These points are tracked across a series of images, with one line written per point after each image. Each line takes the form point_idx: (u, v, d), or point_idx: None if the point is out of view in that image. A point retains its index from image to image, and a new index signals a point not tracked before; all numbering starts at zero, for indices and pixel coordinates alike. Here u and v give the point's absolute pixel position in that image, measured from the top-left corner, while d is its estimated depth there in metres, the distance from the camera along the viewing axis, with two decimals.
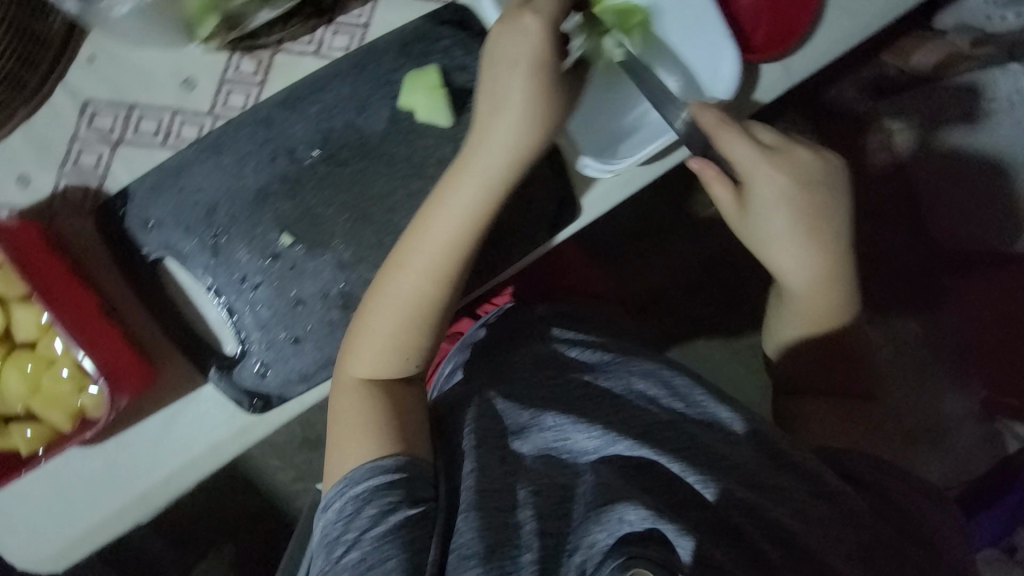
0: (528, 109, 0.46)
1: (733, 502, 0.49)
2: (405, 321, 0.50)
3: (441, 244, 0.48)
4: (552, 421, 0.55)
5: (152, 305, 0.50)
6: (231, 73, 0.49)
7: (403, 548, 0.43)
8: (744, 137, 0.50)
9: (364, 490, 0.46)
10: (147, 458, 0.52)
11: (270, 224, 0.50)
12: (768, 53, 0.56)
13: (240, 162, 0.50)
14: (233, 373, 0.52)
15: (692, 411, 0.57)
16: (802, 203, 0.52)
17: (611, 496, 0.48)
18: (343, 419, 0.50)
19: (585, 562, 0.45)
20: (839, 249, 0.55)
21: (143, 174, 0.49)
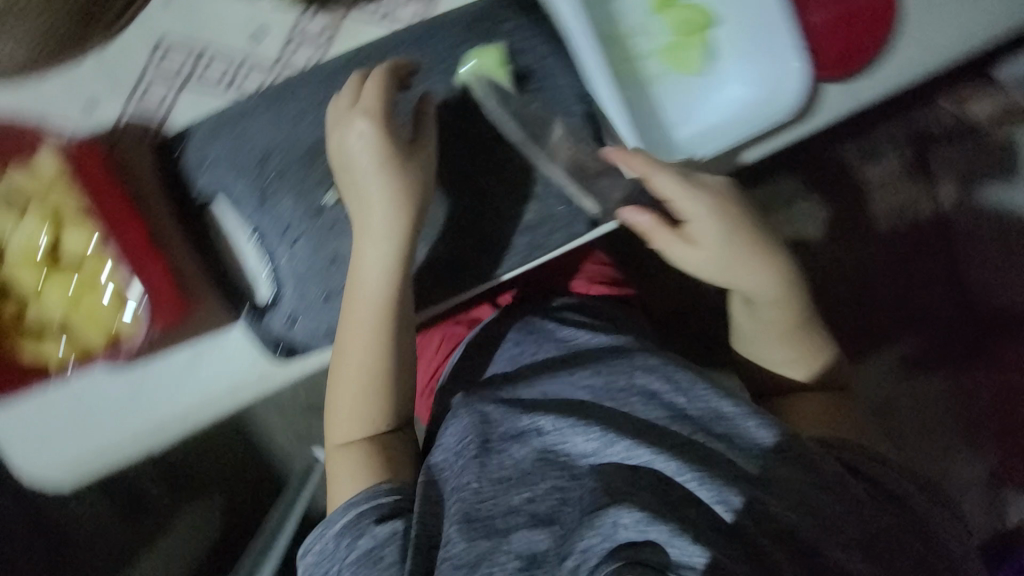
0: (390, 197, 0.50)
1: (752, 511, 0.46)
2: (361, 362, 0.54)
3: (371, 299, 0.52)
4: (550, 429, 0.54)
5: (195, 240, 0.51)
6: (303, 25, 0.52)
7: (368, 563, 0.47)
8: (672, 171, 0.53)
9: (342, 526, 0.51)
10: (171, 387, 0.53)
11: (320, 180, 0.52)
12: (844, 68, 0.55)
13: (301, 116, 0.52)
14: (262, 319, 0.52)
15: (694, 408, 0.55)
16: (749, 242, 0.56)
17: (605, 498, 0.46)
18: (338, 376, 0.55)
19: (578, 565, 0.43)
20: (775, 274, 0.58)
21: (205, 115, 0.51)
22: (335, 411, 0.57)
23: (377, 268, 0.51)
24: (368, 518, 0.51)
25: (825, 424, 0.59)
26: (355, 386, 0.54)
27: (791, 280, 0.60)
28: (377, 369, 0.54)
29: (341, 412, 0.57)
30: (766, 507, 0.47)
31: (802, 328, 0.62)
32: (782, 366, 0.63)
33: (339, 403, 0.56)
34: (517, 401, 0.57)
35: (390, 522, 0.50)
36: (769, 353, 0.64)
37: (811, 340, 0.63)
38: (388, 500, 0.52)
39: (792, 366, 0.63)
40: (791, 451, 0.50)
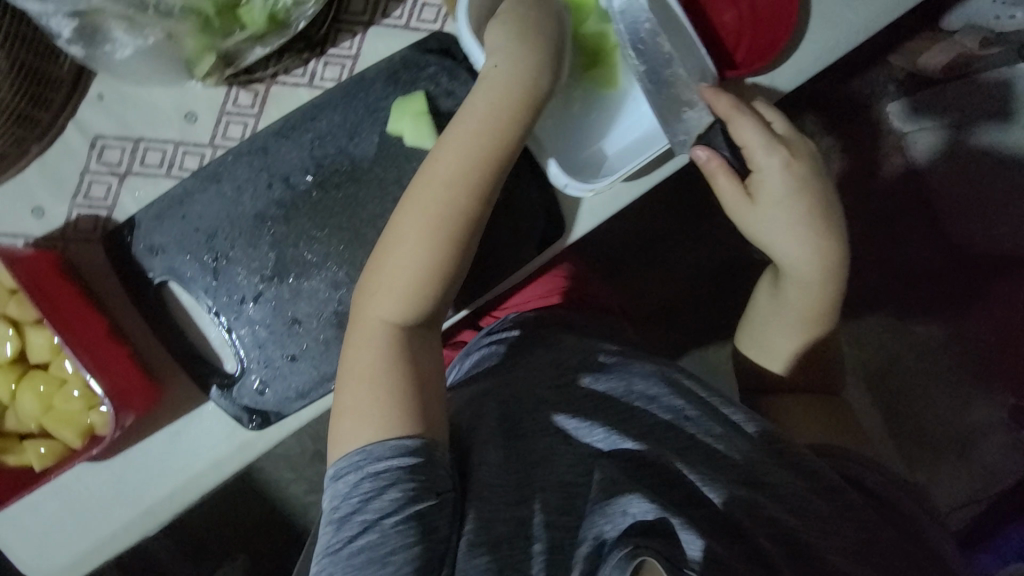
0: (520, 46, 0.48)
1: (741, 504, 0.50)
2: (434, 211, 0.46)
3: (471, 132, 0.48)
4: (570, 415, 0.55)
5: (152, 324, 0.52)
6: (94, 164, 0.51)
7: (419, 536, 0.43)
8: (755, 123, 0.52)
9: (383, 469, 0.43)
10: (156, 472, 0.55)
11: (267, 247, 0.53)
12: (764, 58, 0.56)
13: (239, 189, 0.52)
14: (232, 392, 0.54)
15: (694, 409, 0.56)
16: (794, 192, 0.55)
17: (614, 489, 0.50)
18: (365, 397, 0.46)
19: (592, 552, 0.47)
20: (835, 240, 0.57)
21: (148, 203, 0.52)
22: (359, 327, 0.48)
23: (464, 151, 0.47)
24: (403, 471, 0.44)
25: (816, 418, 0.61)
26: (422, 261, 0.47)
27: (837, 285, 0.58)
28: (453, 198, 0.47)
29: (401, 250, 0.47)
30: (783, 445, 0.54)
31: (817, 329, 0.61)
32: (776, 359, 0.63)
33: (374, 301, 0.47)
34: (541, 398, 0.56)
35: (415, 490, 0.43)
36: (783, 340, 0.62)
37: (820, 328, 0.61)
38: (422, 474, 0.44)
39: (792, 353, 0.62)
40: (773, 442, 0.54)
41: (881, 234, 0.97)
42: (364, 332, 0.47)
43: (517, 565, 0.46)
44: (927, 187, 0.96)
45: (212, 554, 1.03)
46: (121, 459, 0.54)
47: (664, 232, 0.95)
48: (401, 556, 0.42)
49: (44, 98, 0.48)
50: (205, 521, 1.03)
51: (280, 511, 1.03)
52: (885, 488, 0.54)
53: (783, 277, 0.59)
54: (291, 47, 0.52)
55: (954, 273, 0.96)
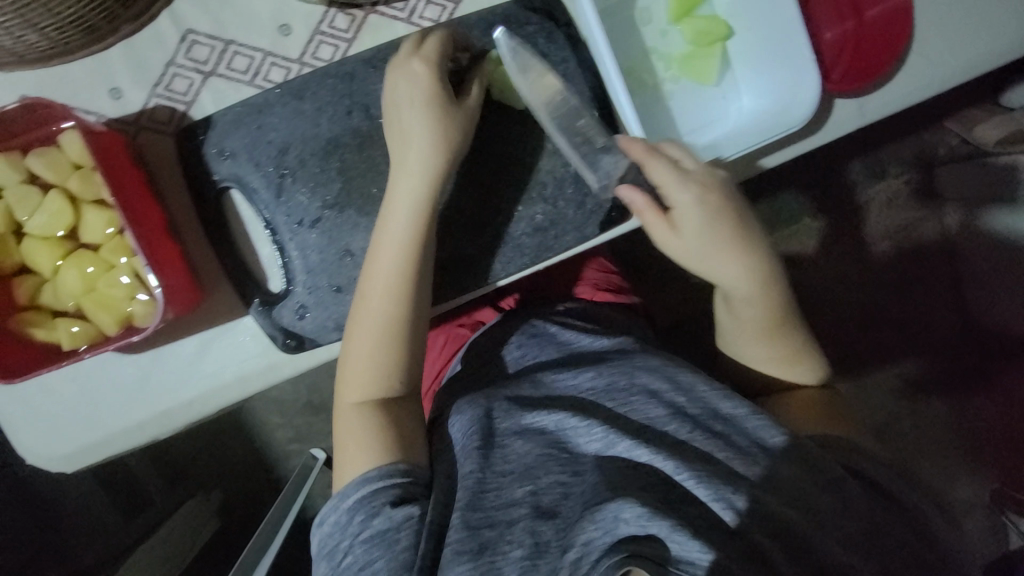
0: (427, 135, 0.49)
1: (754, 512, 0.46)
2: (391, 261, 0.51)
3: (411, 218, 0.50)
4: (560, 411, 0.55)
5: (207, 229, 0.52)
6: (181, 57, 0.51)
7: (392, 549, 0.47)
8: (666, 161, 0.50)
9: (353, 500, 0.49)
10: (178, 377, 0.54)
11: (334, 173, 0.52)
12: (856, 83, 0.56)
13: (319, 110, 0.52)
14: (273, 311, 0.53)
15: (694, 406, 0.55)
16: (709, 222, 0.51)
17: (607, 491, 0.47)
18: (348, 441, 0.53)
19: (580, 558, 0.44)
20: (754, 258, 0.54)
21: (229, 106, 0.51)
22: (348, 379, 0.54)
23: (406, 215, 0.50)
24: (370, 498, 0.49)
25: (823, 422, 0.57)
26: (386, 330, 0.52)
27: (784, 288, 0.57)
28: (406, 281, 0.51)
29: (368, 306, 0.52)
30: (800, 449, 0.51)
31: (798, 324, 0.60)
32: (766, 364, 0.60)
33: (352, 365, 0.53)
34: (526, 399, 0.57)
35: (384, 510, 0.49)
36: (761, 351, 0.60)
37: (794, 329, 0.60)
38: (396, 488, 0.50)
39: (772, 359, 0.60)
40: (795, 454, 0.50)
41: (905, 292, 0.96)
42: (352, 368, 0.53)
43: (494, 567, 0.46)
44: (957, 252, 0.95)
45: (188, 482, 1.03)
46: (152, 354, 0.54)
47: None
48: (377, 567, 0.47)
49: None
50: (189, 447, 1.03)
51: (263, 453, 1.04)
52: (897, 489, 0.50)
53: (730, 297, 0.57)
54: None
55: (967, 347, 0.95)
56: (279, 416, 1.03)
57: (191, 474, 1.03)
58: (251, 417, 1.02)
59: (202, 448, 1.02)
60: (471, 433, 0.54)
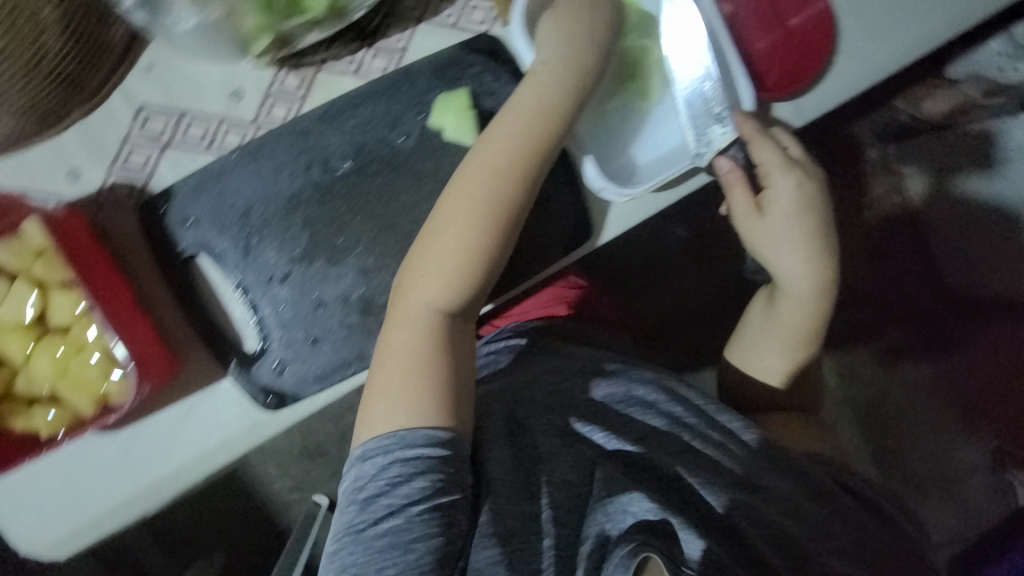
0: (530, 124, 0.49)
1: (739, 509, 0.54)
2: (476, 237, 0.47)
3: (468, 209, 0.48)
4: (578, 420, 0.58)
5: (178, 297, 0.52)
6: (136, 132, 0.51)
7: (441, 528, 0.44)
8: (775, 149, 0.57)
9: (409, 464, 0.44)
10: (164, 448, 0.54)
11: (299, 227, 0.53)
12: (788, 88, 0.59)
13: (278, 169, 0.53)
14: (251, 369, 0.53)
15: (691, 414, 0.59)
16: (801, 217, 0.60)
17: (614, 490, 0.54)
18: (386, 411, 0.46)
19: (597, 550, 0.51)
20: (828, 265, 0.63)
21: (188, 175, 0.52)
22: (394, 349, 0.48)
23: (496, 180, 0.48)
24: (426, 470, 0.44)
25: (802, 435, 0.63)
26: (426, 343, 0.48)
27: (823, 311, 0.64)
28: (450, 283, 0.47)
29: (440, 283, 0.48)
30: (774, 452, 0.57)
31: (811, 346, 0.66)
32: (768, 375, 0.67)
33: (381, 379, 0.47)
34: (528, 402, 0.58)
35: (439, 487, 0.44)
36: (778, 360, 0.66)
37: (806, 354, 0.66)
38: (447, 471, 0.45)
39: (779, 366, 0.66)
40: (768, 454, 0.57)
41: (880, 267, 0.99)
42: (401, 346, 0.48)
43: (523, 559, 0.49)
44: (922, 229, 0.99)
45: (187, 548, 1.00)
46: (133, 429, 0.53)
47: (671, 255, 0.97)
48: (421, 543, 0.43)
49: (96, 59, 0.48)
50: (183, 513, 1.00)
51: (262, 507, 1.02)
52: (867, 493, 0.59)
53: (778, 291, 0.64)
54: (342, 36, 0.53)
55: (946, 316, 0.97)
56: (274, 469, 1.01)
57: (189, 539, 1.00)
58: (246, 472, 1.00)
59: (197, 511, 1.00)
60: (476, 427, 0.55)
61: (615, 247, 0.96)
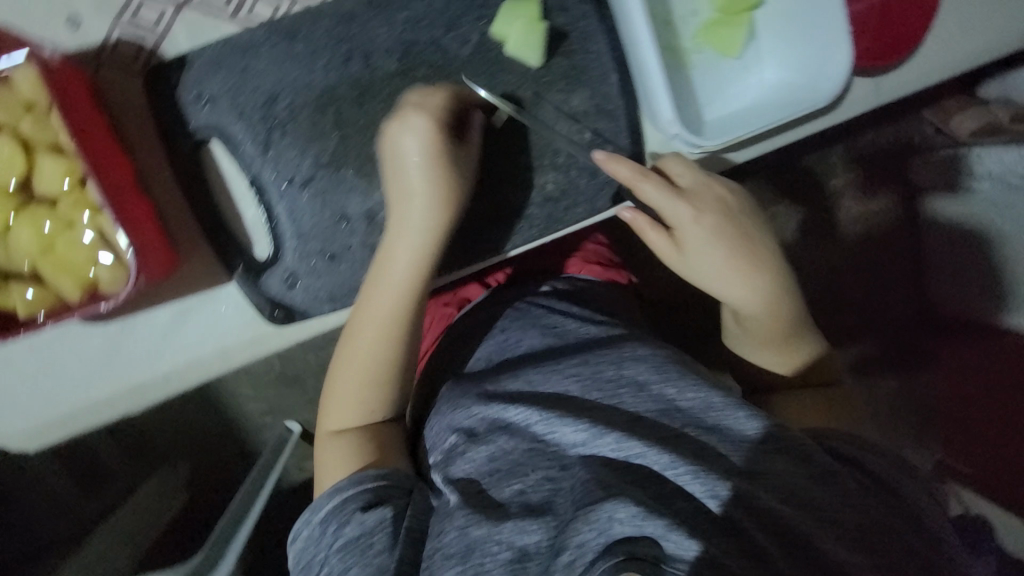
0: (435, 181, 0.46)
1: (739, 501, 0.42)
2: (383, 318, 0.50)
3: (402, 265, 0.48)
4: (557, 407, 0.51)
5: (183, 187, 0.46)
6: None
7: (365, 555, 0.46)
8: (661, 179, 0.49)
9: (325, 511, 0.49)
10: (150, 348, 0.49)
11: (330, 127, 0.47)
12: (874, 61, 0.55)
13: (313, 56, 0.46)
14: (259, 279, 0.49)
15: (685, 398, 0.50)
16: (700, 236, 0.49)
17: (599, 492, 0.43)
18: (323, 469, 0.52)
19: (572, 562, 0.40)
20: (769, 264, 0.51)
21: (207, 43, 0.45)
22: (333, 399, 0.54)
23: (393, 265, 0.48)
24: (342, 508, 0.48)
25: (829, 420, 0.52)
26: (385, 357, 0.52)
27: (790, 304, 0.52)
28: (403, 317, 0.50)
29: (358, 363, 0.52)
30: (785, 438, 0.46)
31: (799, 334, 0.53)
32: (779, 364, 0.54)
33: (340, 390, 0.54)
34: (501, 395, 0.55)
35: (359, 516, 0.47)
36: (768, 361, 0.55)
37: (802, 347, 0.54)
38: (363, 498, 0.48)
39: (781, 363, 0.54)
40: (781, 443, 0.45)
41: None
42: (342, 409, 0.54)
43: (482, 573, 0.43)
44: None
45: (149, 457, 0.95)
46: (119, 324, 0.49)
47: None
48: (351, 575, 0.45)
49: None
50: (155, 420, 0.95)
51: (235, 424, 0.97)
52: (889, 475, 0.47)
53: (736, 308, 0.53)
54: None
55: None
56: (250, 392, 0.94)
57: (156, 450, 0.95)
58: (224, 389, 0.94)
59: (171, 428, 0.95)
60: (449, 437, 0.54)
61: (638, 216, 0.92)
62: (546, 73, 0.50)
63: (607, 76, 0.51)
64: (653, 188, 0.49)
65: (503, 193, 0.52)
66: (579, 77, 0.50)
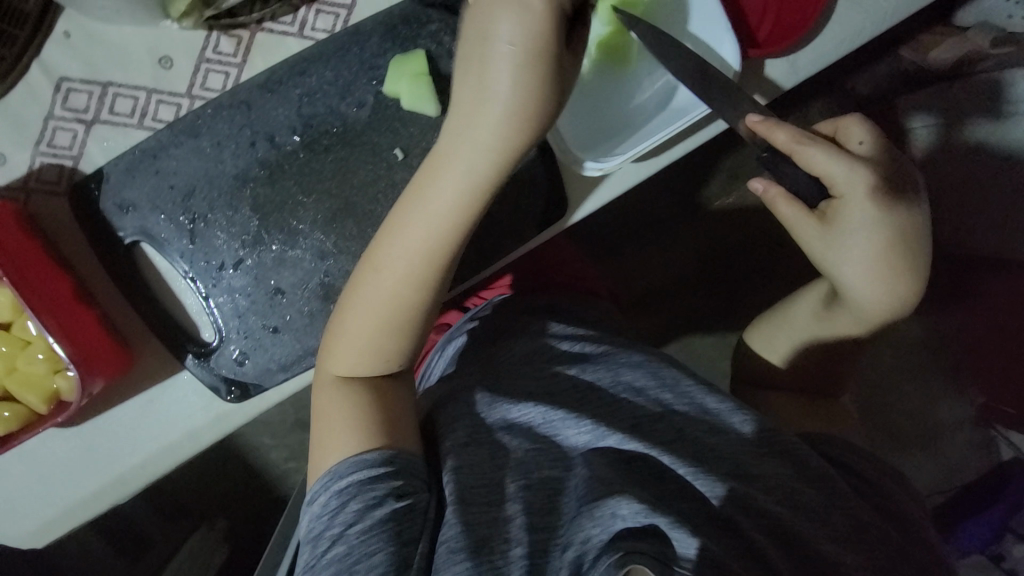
0: (517, 86, 0.35)
1: (736, 501, 0.44)
2: (406, 271, 0.44)
3: (432, 218, 0.42)
4: (562, 410, 0.50)
5: (124, 290, 0.49)
6: (59, 109, 0.47)
7: (391, 542, 0.41)
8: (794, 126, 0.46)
9: (347, 485, 0.42)
10: (124, 441, 0.52)
11: (248, 209, 0.49)
12: (778, 46, 0.52)
13: (219, 146, 0.48)
14: (210, 361, 0.51)
15: (681, 403, 0.50)
16: (863, 208, 0.47)
17: (602, 489, 0.42)
18: (323, 419, 0.46)
19: (578, 560, 0.39)
20: (914, 247, 0.49)
21: (119, 155, 0.48)
22: (340, 347, 0.48)
23: (428, 217, 0.42)
24: (367, 487, 0.42)
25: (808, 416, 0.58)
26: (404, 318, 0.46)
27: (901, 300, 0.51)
28: (419, 288, 0.45)
29: (376, 315, 0.46)
30: (776, 439, 0.48)
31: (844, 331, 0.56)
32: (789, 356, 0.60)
33: (343, 340, 0.47)
34: (505, 389, 0.52)
35: (386, 499, 0.42)
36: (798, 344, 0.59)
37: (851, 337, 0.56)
38: (390, 481, 0.43)
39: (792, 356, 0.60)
40: (772, 442, 0.48)
41: None
42: (350, 358, 0.48)
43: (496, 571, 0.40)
44: None
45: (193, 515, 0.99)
46: (92, 423, 0.52)
47: (664, 218, 0.92)
48: (374, 563, 0.40)
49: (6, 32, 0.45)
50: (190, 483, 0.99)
51: (259, 476, 1.00)
52: (872, 473, 0.50)
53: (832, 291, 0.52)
54: None
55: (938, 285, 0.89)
56: (269, 443, 0.98)
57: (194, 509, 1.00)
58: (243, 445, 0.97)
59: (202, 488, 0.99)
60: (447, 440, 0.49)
61: (609, 213, 0.91)
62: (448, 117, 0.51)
63: None
64: (801, 141, 0.46)
65: None
66: None
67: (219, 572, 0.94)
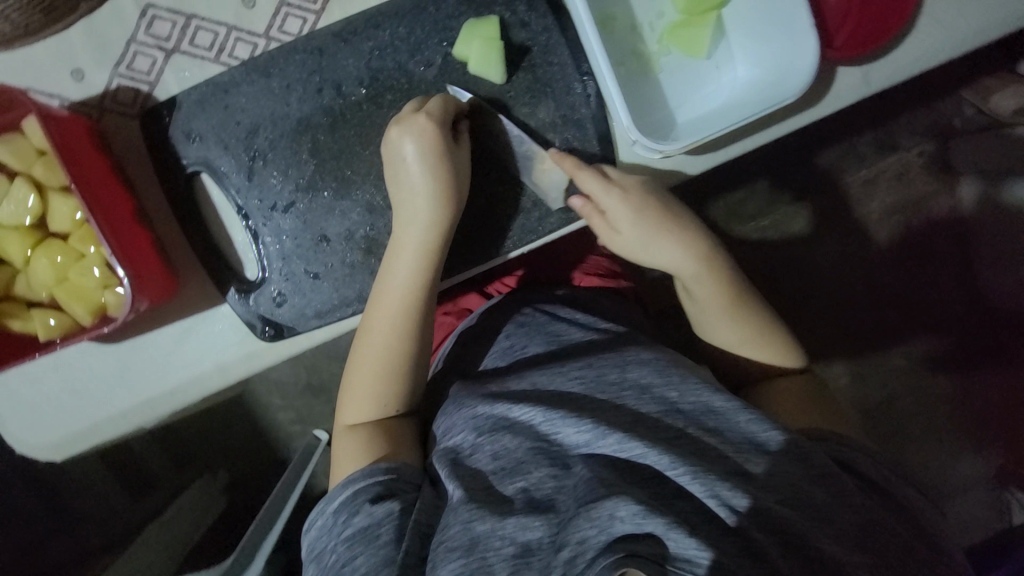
0: (437, 192, 0.48)
1: (748, 511, 0.40)
2: (391, 324, 0.51)
3: (399, 289, 0.50)
4: (561, 408, 0.47)
5: (179, 218, 0.51)
6: (142, 35, 0.49)
7: (371, 545, 0.43)
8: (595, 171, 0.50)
9: (339, 500, 0.46)
10: (159, 365, 0.54)
11: (307, 153, 0.50)
12: (858, 50, 0.51)
13: (288, 89, 0.49)
14: (250, 299, 0.52)
15: (687, 401, 0.47)
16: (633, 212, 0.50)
17: (603, 489, 0.40)
18: (340, 461, 0.51)
19: (573, 558, 0.38)
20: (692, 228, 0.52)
21: (193, 86, 0.49)
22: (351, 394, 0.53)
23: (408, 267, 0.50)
24: (353, 497, 0.46)
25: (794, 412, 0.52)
26: (394, 369, 0.52)
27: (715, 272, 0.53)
28: (402, 336, 0.51)
29: (373, 357, 0.52)
30: (799, 448, 0.44)
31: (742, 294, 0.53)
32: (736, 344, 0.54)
33: (353, 390, 0.53)
34: (507, 393, 0.51)
35: (367, 505, 0.45)
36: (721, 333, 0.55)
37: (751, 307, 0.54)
38: (373, 488, 0.46)
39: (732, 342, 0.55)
40: (794, 452, 0.43)
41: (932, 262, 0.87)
42: (359, 405, 0.53)
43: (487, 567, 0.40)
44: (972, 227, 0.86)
45: (195, 461, 0.99)
46: (131, 342, 0.53)
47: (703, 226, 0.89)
48: (357, 565, 0.43)
49: None
50: (195, 428, 0.97)
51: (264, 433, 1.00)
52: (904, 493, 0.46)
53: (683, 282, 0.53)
54: None
55: (981, 327, 0.86)
56: (279, 402, 0.98)
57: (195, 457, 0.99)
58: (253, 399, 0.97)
59: (205, 438, 0.98)
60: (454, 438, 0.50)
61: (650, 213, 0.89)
62: (512, 87, 0.51)
63: (571, 86, 0.51)
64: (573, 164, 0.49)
65: (476, 208, 0.53)
66: (544, 90, 0.51)
67: (218, 517, 0.92)
